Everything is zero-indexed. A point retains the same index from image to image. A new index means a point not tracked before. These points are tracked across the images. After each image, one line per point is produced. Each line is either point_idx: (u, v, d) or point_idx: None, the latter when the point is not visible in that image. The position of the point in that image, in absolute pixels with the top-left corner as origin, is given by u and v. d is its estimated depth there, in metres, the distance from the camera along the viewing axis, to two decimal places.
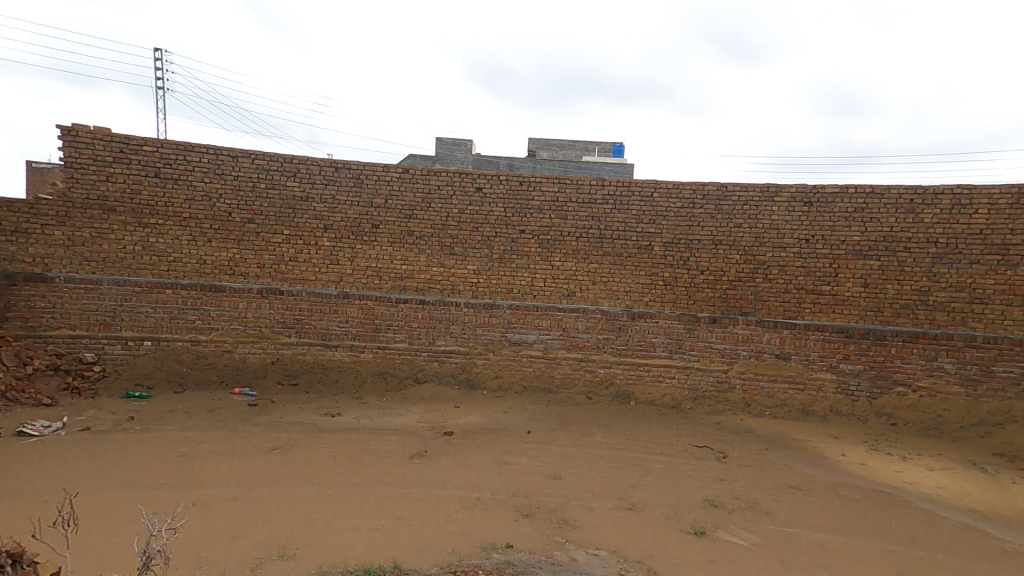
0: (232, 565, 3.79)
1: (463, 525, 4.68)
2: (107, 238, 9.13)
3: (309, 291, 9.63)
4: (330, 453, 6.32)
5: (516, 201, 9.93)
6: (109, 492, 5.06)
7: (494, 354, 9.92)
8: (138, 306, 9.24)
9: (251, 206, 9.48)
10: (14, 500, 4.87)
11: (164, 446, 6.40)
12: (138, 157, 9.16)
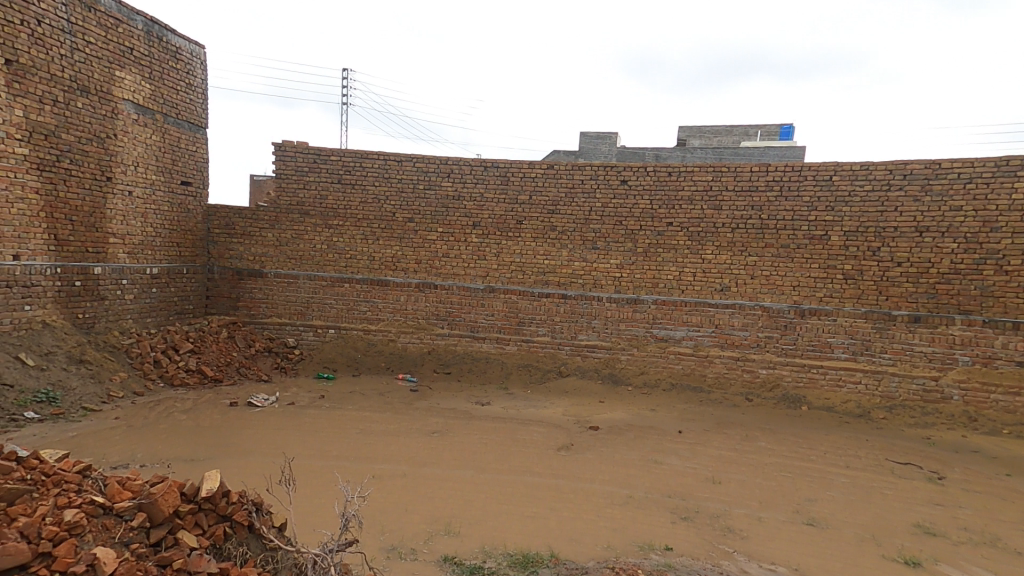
0: (412, 534, 4.21)
1: (615, 522, 4.70)
2: (303, 239, 10.65)
3: (459, 285, 10.35)
4: (482, 439, 6.73)
5: (664, 192, 9.69)
6: (314, 459, 5.77)
7: (638, 350, 9.79)
8: (325, 298, 10.67)
9: (412, 206, 10.39)
10: (247, 448, 6.09)
11: (347, 421, 7.35)
12: (327, 166, 10.45)
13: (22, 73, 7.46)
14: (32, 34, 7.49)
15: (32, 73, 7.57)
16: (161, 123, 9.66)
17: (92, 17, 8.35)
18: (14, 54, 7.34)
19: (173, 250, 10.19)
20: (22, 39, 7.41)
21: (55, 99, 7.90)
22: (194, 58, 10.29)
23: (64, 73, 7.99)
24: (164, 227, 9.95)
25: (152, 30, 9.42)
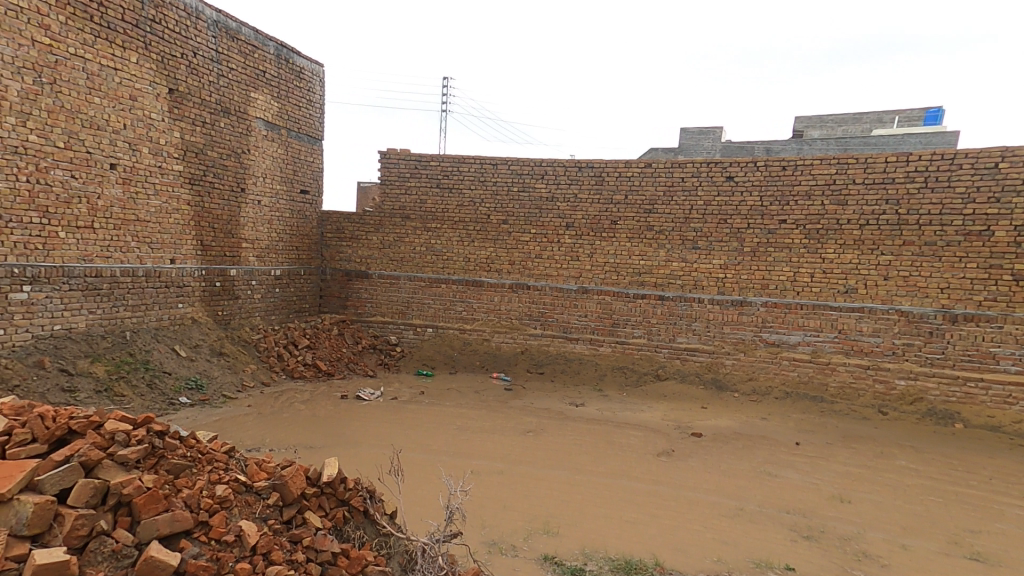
0: (511, 530, 4.30)
1: (724, 534, 4.51)
2: (404, 241, 11.31)
3: (552, 286, 10.50)
4: (577, 440, 6.73)
5: (776, 187, 9.20)
6: (418, 453, 5.92)
7: (746, 355, 9.37)
8: (424, 298, 11.26)
9: (506, 208, 10.71)
10: (356, 432, 6.62)
11: (446, 416, 7.63)
12: (427, 172, 11.04)
13: (181, 99, 8.38)
14: (189, 64, 8.44)
15: (189, 100, 8.50)
16: (285, 137, 10.46)
17: (235, 46, 9.25)
18: (176, 83, 8.28)
19: (293, 253, 11.07)
20: (182, 70, 8.35)
21: (204, 121, 8.79)
22: (315, 76, 11.00)
23: (212, 97, 8.89)
24: (286, 232, 10.82)
25: (282, 53, 10.23)
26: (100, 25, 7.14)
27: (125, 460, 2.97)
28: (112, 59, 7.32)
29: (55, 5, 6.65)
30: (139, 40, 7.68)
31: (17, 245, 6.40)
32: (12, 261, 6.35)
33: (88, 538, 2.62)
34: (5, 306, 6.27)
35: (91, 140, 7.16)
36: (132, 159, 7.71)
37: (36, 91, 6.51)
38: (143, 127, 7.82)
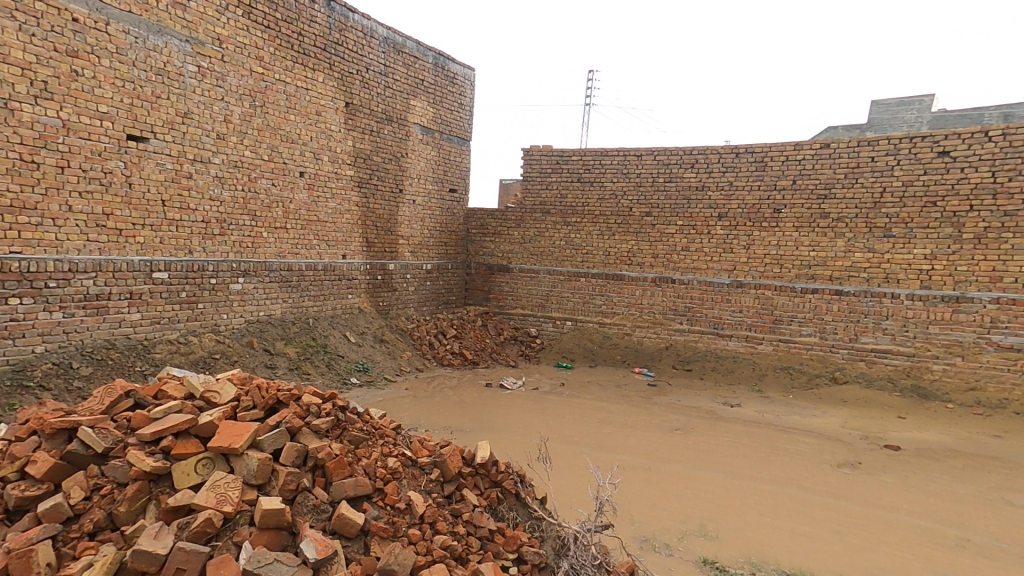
0: (665, 526, 4.03)
1: (939, 567, 3.77)
2: (544, 236, 11.05)
3: (700, 280, 9.68)
4: (731, 443, 6.13)
5: (1017, 159, 7.51)
6: (566, 444, 5.55)
7: (962, 360, 7.83)
8: (563, 292, 10.91)
9: (649, 201, 10.11)
10: (497, 411, 6.66)
11: (587, 407, 7.36)
12: (569, 166, 10.75)
13: (355, 112, 8.67)
14: (362, 78, 8.66)
15: (360, 110, 8.75)
16: (437, 140, 10.39)
17: (399, 59, 9.32)
18: (351, 96, 8.53)
19: (441, 249, 11.08)
20: (357, 85, 8.61)
21: (372, 129, 8.99)
22: (465, 82, 10.83)
23: (378, 107, 9.07)
24: (435, 230, 10.81)
25: (438, 62, 10.14)
26: (296, 52, 7.62)
27: (317, 429, 2.81)
28: (305, 80, 7.76)
29: (267, 37, 7.21)
30: (325, 61, 8.04)
31: (233, 243, 7.02)
32: (232, 257, 7.01)
33: (293, 495, 2.58)
34: (227, 294, 6.97)
35: (288, 150, 7.66)
36: (315, 165, 8.10)
37: (249, 112, 7.08)
38: (325, 136, 8.18)
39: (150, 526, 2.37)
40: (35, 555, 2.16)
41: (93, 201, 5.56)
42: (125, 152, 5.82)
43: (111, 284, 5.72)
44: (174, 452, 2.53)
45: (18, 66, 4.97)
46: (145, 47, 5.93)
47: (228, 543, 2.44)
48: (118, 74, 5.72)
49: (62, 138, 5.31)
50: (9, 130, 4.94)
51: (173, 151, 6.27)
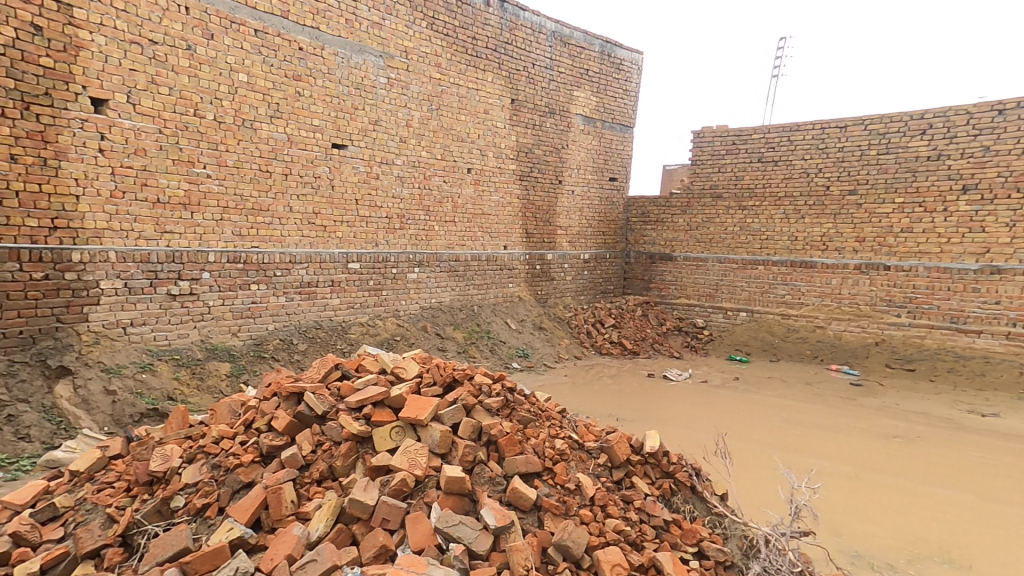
0: (884, 545, 3.11)
1: None
2: (715, 222, 9.07)
3: (929, 266, 7.12)
4: (965, 454, 4.57)
5: None
6: (750, 442, 4.62)
7: None
8: (735, 281, 8.86)
9: (857, 176, 7.67)
10: (640, 390, 6.24)
11: (752, 396, 6.20)
12: (748, 145, 8.65)
13: (520, 107, 7.76)
14: (528, 74, 7.72)
15: (525, 106, 7.82)
16: (599, 130, 9.01)
17: (566, 51, 8.22)
18: (518, 92, 7.66)
19: (601, 239, 9.63)
20: (523, 81, 7.70)
21: (534, 123, 8.01)
22: (635, 66, 9.21)
23: (542, 101, 8.05)
24: (595, 219, 9.39)
25: (607, 48, 8.77)
26: (471, 56, 6.97)
27: (488, 407, 3.04)
28: (476, 81, 7.07)
29: (446, 45, 6.66)
30: (495, 62, 7.28)
31: (410, 236, 6.60)
32: (408, 249, 6.60)
33: (472, 465, 2.83)
34: (405, 284, 6.59)
35: (457, 150, 7.02)
36: (481, 161, 7.35)
37: (426, 116, 6.58)
38: (491, 136, 7.42)
39: (360, 479, 2.80)
40: (283, 492, 2.68)
41: (307, 201, 5.57)
42: (330, 159, 5.70)
43: (318, 274, 5.72)
44: (374, 419, 2.93)
45: (259, 92, 5.13)
46: (350, 65, 5.78)
47: (421, 502, 2.80)
48: (328, 85, 5.62)
49: (287, 150, 5.38)
50: (251, 147, 5.12)
51: (363, 156, 5.99)
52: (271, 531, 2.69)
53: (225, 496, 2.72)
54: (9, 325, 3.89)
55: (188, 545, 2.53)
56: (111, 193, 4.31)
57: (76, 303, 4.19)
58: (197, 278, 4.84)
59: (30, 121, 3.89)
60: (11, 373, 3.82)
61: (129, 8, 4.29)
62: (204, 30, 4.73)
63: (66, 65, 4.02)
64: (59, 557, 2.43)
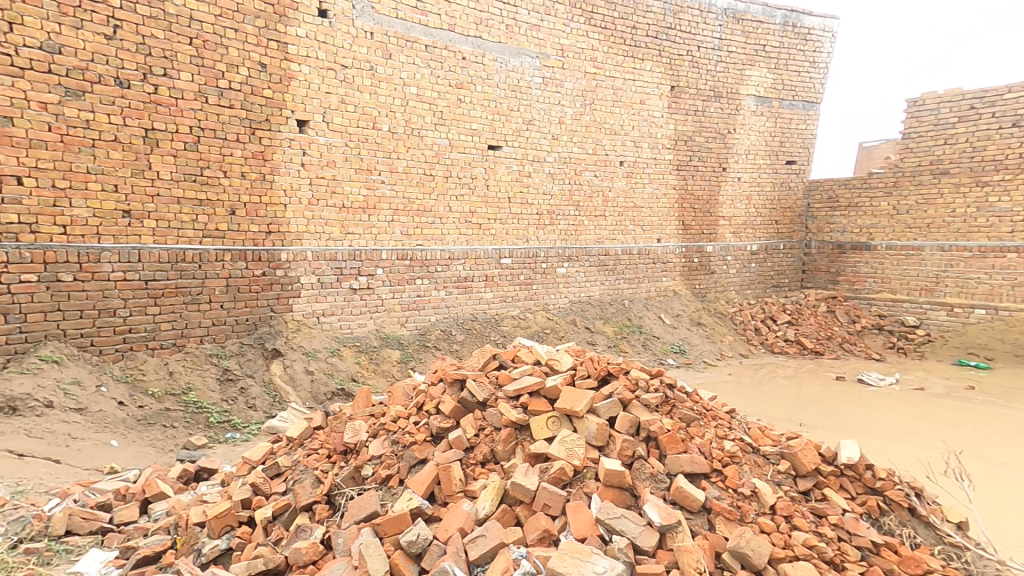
0: None
1: None
2: (935, 203, 7.93)
3: None
4: None
5: None
6: (995, 465, 3.94)
7: None
8: (966, 272, 7.62)
9: None
10: (818, 395, 5.70)
11: (991, 413, 5.19)
12: (997, 108, 7.39)
13: (678, 93, 7.77)
14: (691, 59, 7.76)
15: (683, 93, 7.82)
16: (775, 110, 8.61)
17: (738, 29, 8.08)
18: (678, 80, 7.73)
19: (772, 228, 9.09)
20: (684, 67, 7.75)
21: (697, 109, 7.98)
22: (824, 33, 8.65)
23: (704, 85, 7.96)
24: (765, 208, 8.93)
25: (789, 19, 8.37)
26: (629, 46, 7.24)
27: (648, 402, 3.05)
28: (632, 72, 7.31)
29: (603, 38, 7.02)
30: (654, 49, 7.46)
31: (560, 232, 6.98)
32: (558, 245, 6.98)
33: (631, 460, 2.84)
34: (554, 277, 6.97)
35: (609, 143, 7.27)
36: (634, 154, 7.53)
37: (579, 112, 6.95)
38: (645, 125, 7.54)
39: (521, 464, 2.97)
40: (451, 471, 2.94)
41: (464, 201, 6.15)
42: (485, 160, 6.27)
43: (473, 268, 6.29)
44: (531, 408, 3.08)
45: (426, 102, 5.77)
46: (507, 69, 6.32)
47: (580, 492, 2.85)
48: (485, 90, 6.18)
49: (448, 154, 6.00)
50: (418, 153, 5.78)
51: (518, 155, 6.52)
52: (443, 505, 2.96)
53: (403, 469, 3.08)
54: (240, 313, 4.91)
55: (376, 509, 2.92)
56: (309, 201, 5.19)
57: (283, 296, 5.12)
58: (373, 274, 5.58)
59: (256, 144, 4.88)
60: (243, 353, 4.84)
61: (329, 40, 5.15)
62: (384, 51, 5.47)
63: (281, 94, 4.97)
64: (284, 508, 2.99)
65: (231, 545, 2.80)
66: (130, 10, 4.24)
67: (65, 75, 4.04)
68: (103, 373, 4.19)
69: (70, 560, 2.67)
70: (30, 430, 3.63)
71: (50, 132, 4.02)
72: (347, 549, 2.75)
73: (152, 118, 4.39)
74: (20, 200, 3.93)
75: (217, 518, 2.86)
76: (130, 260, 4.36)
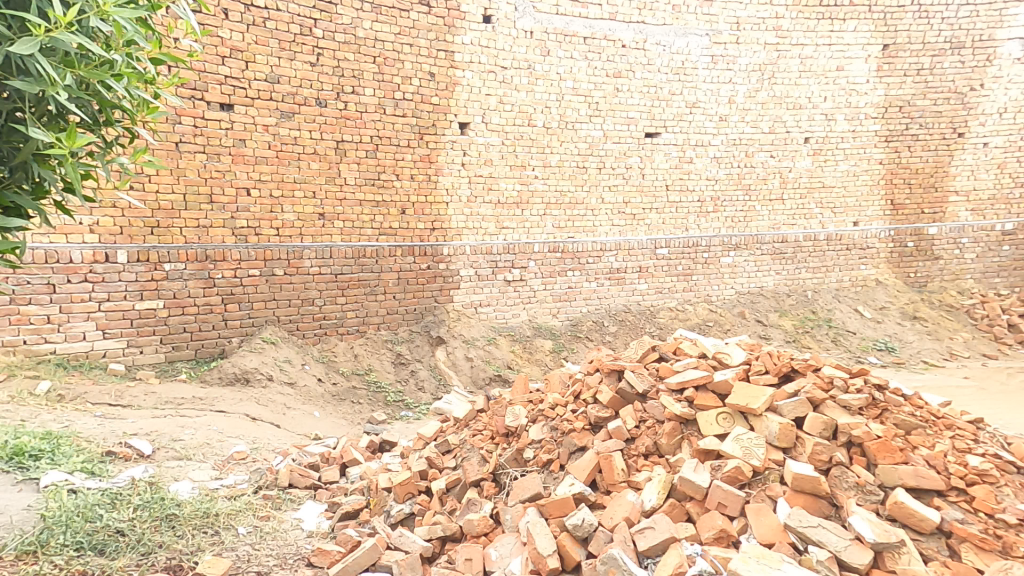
0: None
1: None
2: None
3: None
4: None
5: None
6: None
7: None
8: None
9: None
10: None
11: None
12: None
13: (893, 52, 7.93)
14: (913, 10, 7.88)
15: (900, 51, 7.94)
16: None
17: None
18: (892, 37, 7.90)
19: None
20: (903, 22, 7.88)
21: (923, 66, 8.01)
22: None
23: (935, 38, 8.00)
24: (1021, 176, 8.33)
25: None
26: (826, 8, 7.63)
27: (851, 404, 2.85)
28: (829, 35, 7.70)
29: (791, 6, 7.55)
30: (864, 7, 7.75)
31: (725, 220, 7.64)
32: (722, 232, 7.63)
33: (827, 466, 2.68)
34: (716, 267, 7.62)
35: (791, 117, 7.76)
36: (824, 130, 7.88)
37: (755, 87, 7.57)
38: (842, 94, 7.85)
39: (689, 459, 2.93)
40: (613, 461, 2.98)
41: (616, 191, 7.05)
42: (641, 149, 7.14)
43: (626, 259, 7.15)
44: (697, 403, 3.08)
45: (579, 95, 6.76)
46: (671, 53, 7.16)
47: (762, 493, 2.73)
48: (646, 76, 7.06)
49: (601, 144, 6.95)
50: (570, 147, 6.80)
51: (679, 141, 7.33)
52: (606, 493, 2.99)
53: (564, 454, 3.23)
54: (410, 303, 6.04)
55: (539, 491, 3.06)
56: (467, 198, 6.30)
57: (445, 287, 6.22)
58: (524, 266, 6.60)
59: (423, 148, 6.01)
60: (412, 339, 5.98)
61: (491, 45, 6.26)
62: (541, 49, 6.52)
63: (445, 99, 6.09)
64: (454, 482, 3.38)
65: (413, 511, 3.23)
66: (329, 39, 5.40)
67: (280, 100, 5.24)
68: (305, 353, 5.38)
69: (293, 508, 3.40)
70: (259, 399, 4.73)
71: (268, 149, 5.23)
72: (514, 526, 2.94)
73: (342, 131, 5.57)
74: (250, 209, 5.19)
75: (401, 485, 3.32)
76: (323, 256, 5.54)
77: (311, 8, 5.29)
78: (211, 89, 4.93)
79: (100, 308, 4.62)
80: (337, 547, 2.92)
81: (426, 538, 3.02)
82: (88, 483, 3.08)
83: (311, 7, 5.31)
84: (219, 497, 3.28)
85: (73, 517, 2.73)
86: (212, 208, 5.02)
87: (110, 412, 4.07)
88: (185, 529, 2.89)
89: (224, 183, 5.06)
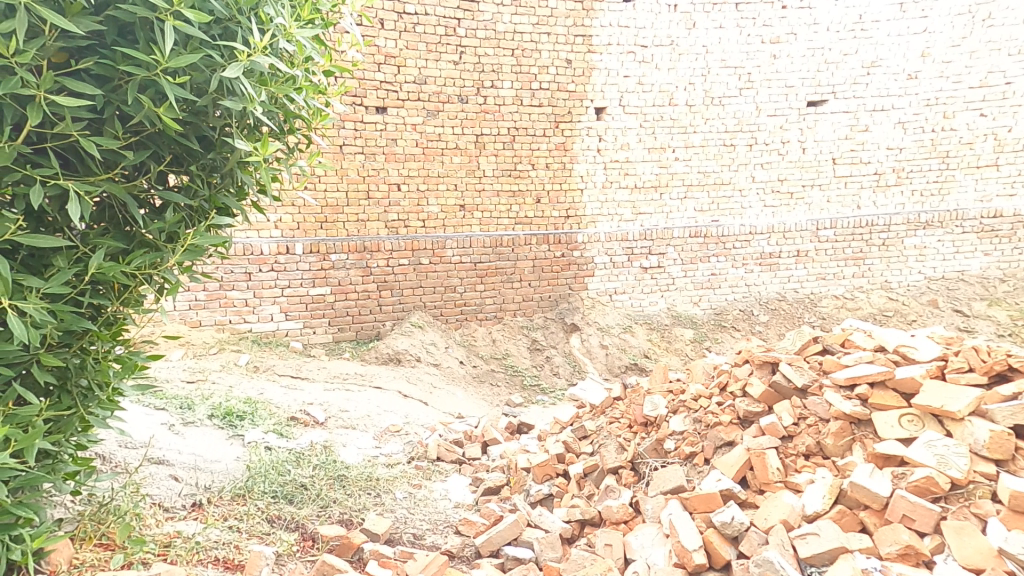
0: None
1: None
2: None
3: None
4: None
5: None
6: None
7: None
8: None
9: None
10: None
11: None
12: None
13: None
14: None
15: None
16: None
17: None
18: None
19: None
20: None
21: None
22: None
23: None
24: None
25: None
26: None
27: None
28: None
29: None
30: None
31: (912, 193, 6.83)
32: (907, 208, 6.84)
33: None
34: (898, 249, 6.89)
35: (1014, 65, 6.59)
36: None
37: (962, 35, 6.57)
38: None
39: (863, 464, 2.67)
40: (767, 458, 2.80)
41: (770, 169, 6.65)
42: (803, 121, 6.63)
43: (781, 243, 6.78)
44: (872, 402, 2.83)
45: (734, 67, 6.46)
46: (845, 7, 6.50)
47: (964, 510, 2.38)
48: (811, 38, 6.51)
49: (756, 119, 6.57)
50: (719, 124, 6.50)
51: (851, 108, 6.66)
52: (760, 492, 2.81)
53: (709, 448, 3.15)
54: (545, 290, 6.27)
55: (682, 484, 2.98)
56: (603, 184, 6.31)
57: (580, 275, 6.35)
58: (663, 253, 6.54)
59: (559, 137, 6.13)
60: (546, 326, 6.20)
61: (631, 25, 6.17)
62: (688, 21, 6.30)
63: (581, 86, 6.12)
64: (592, 468, 3.47)
65: (552, 493, 3.37)
66: (471, 38, 5.69)
67: (426, 99, 5.64)
68: (449, 337, 5.85)
69: (441, 478, 3.71)
70: (410, 378, 5.24)
71: (416, 147, 5.68)
72: (656, 517, 2.89)
73: (482, 124, 5.87)
74: (400, 203, 5.69)
75: (540, 466, 3.53)
76: (463, 244, 5.92)
77: (457, 9, 5.60)
78: (369, 95, 5.45)
79: (283, 294, 5.41)
80: (481, 519, 3.10)
81: (565, 519, 3.09)
82: (279, 443, 3.60)
83: (455, 7, 5.60)
84: (380, 464, 3.67)
85: (269, 470, 3.18)
86: (368, 203, 5.58)
87: (292, 382, 4.75)
88: (354, 489, 3.27)
89: (379, 180, 5.58)
